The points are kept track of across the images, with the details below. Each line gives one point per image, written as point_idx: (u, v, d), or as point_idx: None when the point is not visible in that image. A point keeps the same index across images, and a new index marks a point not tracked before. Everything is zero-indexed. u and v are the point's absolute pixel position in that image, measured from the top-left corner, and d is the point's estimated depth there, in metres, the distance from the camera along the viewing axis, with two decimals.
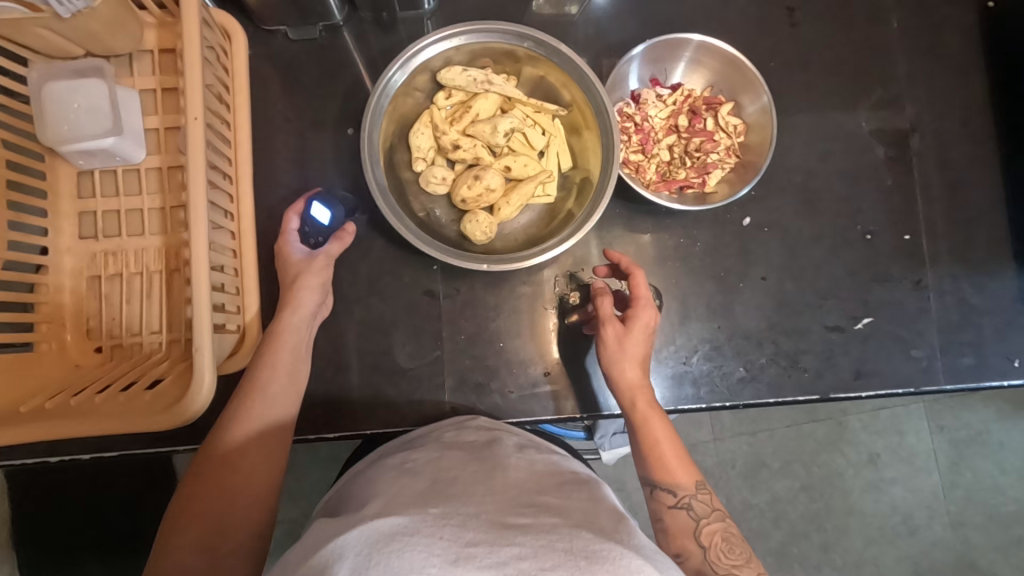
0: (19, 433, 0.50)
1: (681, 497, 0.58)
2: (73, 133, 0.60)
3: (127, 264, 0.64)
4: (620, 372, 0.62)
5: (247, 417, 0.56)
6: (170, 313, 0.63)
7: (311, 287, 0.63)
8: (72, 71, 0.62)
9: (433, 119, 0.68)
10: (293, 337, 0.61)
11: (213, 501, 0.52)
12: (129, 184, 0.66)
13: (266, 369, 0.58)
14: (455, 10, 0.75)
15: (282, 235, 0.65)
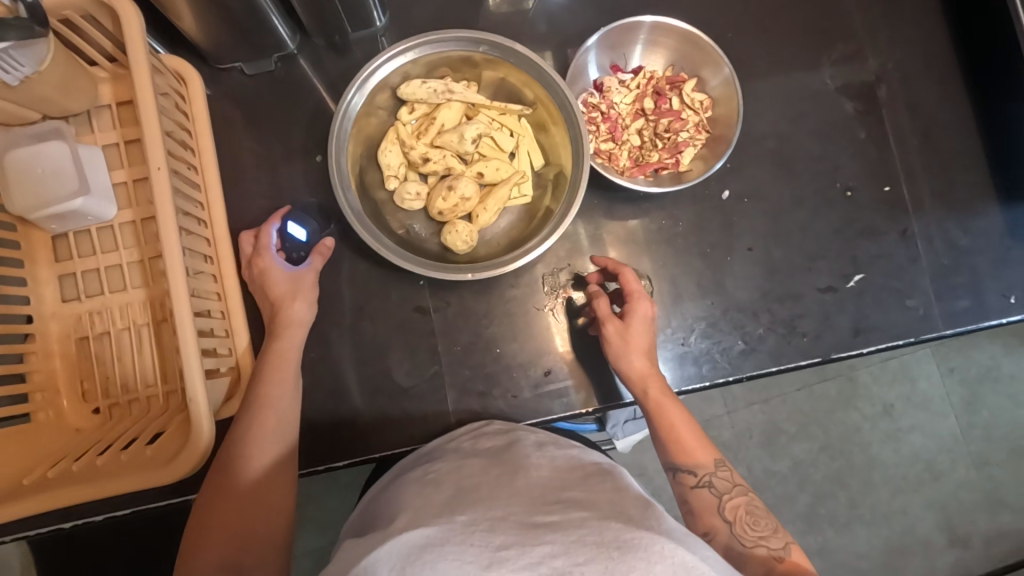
0: (24, 506, 0.50)
1: (702, 477, 0.57)
2: (41, 199, 0.60)
3: (113, 322, 0.64)
4: (628, 366, 0.62)
5: (260, 433, 0.56)
6: (163, 365, 0.63)
7: (304, 302, 0.64)
8: (31, 136, 0.61)
9: (399, 135, 0.68)
10: (290, 363, 0.61)
11: (228, 536, 0.51)
12: (104, 241, 0.65)
13: (263, 399, 0.58)
14: (407, 23, 0.75)
15: (261, 251, 0.64)
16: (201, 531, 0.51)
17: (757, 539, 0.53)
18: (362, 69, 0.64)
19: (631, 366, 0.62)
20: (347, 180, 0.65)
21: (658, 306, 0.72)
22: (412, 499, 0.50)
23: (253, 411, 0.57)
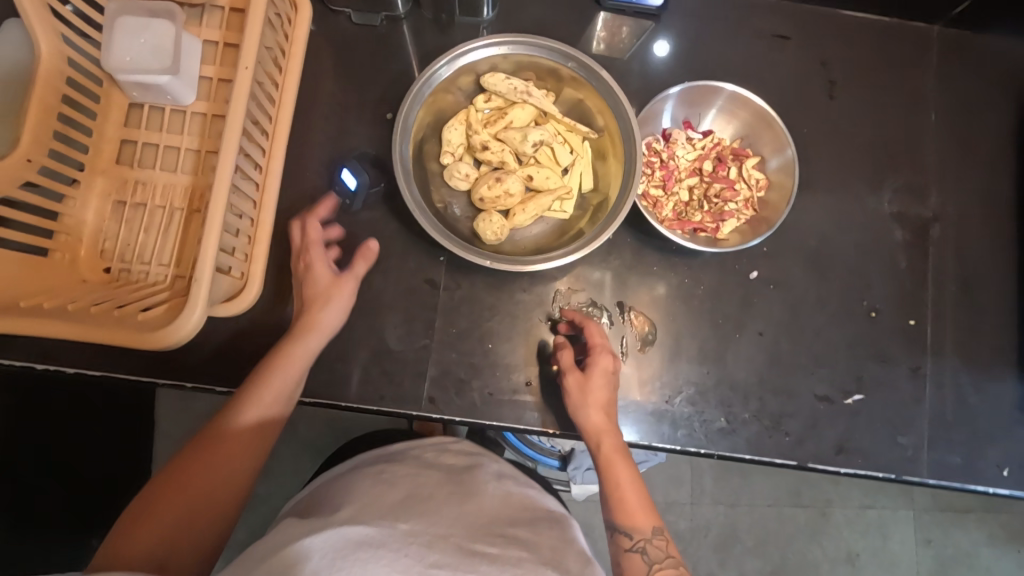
0: (11, 324, 0.52)
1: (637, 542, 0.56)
2: (134, 65, 0.64)
3: (153, 196, 0.67)
4: (585, 418, 0.62)
5: (255, 401, 0.57)
6: (182, 249, 0.66)
7: (334, 308, 0.64)
8: (145, 9, 0.66)
9: (469, 118, 0.71)
10: (303, 364, 0.61)
11: (181, 509, 0.50)
12: (172, 122, 0.69)
13: (264, 383, 0.58)
14: (511, 24, 0.79)
15: (310, 245, 0.65)
16: (164, 484, 0.51)
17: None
18: (456, 47, 0.68)
19: (586, 418, 0.62)
20: (408, 140, 0.68)
21: (655, 357, 0.72)
22: (363, 492, 0.52)
23: (252, 387, 0.58)
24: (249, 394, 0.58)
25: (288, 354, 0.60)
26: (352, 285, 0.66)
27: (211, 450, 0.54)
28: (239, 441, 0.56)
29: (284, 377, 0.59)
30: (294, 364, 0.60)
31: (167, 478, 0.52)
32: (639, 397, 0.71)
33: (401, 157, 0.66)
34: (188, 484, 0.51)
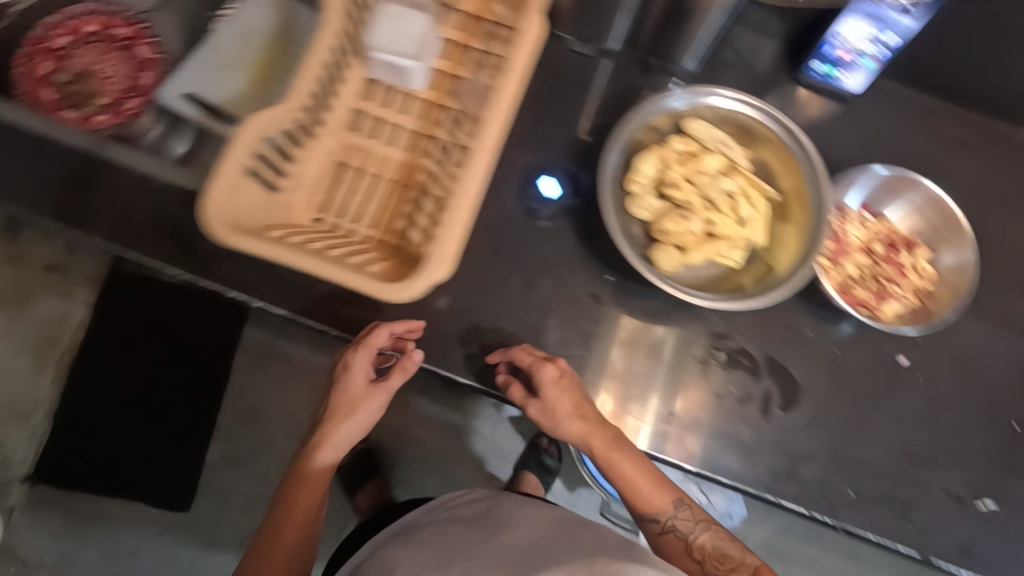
0: (270, 249, 0.56)
1: (665, 522, 0.64)
2: (388, 45, 0.70)
3: (371, 164, 0.73)
4: (563, 429, 0.64)
5: (327, 444, 0.64)
6: (387, 217, 0.72)
7: (369, 407, 0.64)
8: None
9: (666, 154, 0.75)
10: (354, 426, 0.64)
11: (290, 551, 0.62)
12: (399, 103, 0.75)
13: (328, 435, 0.64)
14: (708, 77, 0.84)
15: (355, 351, 0.65)
16: (273, 529, 0.62)
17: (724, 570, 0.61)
18: (691, 87, 0.74)
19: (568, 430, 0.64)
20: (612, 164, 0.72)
21: (794, 418, 0.73)
22: (400, 557, 0.54)
23: (328, 423, 0.64)
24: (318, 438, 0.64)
25: (331, 426, 0.64)
26: (386, 394, 0.66)
27: (281, 512, 0.63)
28: (316, 482, 0.64)
29: (333, 436, 0.64)
30: (335, 437, 0.64)
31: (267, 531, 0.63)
32: (772, 450, 0.72)
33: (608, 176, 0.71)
34: (273, 541, 0.62)
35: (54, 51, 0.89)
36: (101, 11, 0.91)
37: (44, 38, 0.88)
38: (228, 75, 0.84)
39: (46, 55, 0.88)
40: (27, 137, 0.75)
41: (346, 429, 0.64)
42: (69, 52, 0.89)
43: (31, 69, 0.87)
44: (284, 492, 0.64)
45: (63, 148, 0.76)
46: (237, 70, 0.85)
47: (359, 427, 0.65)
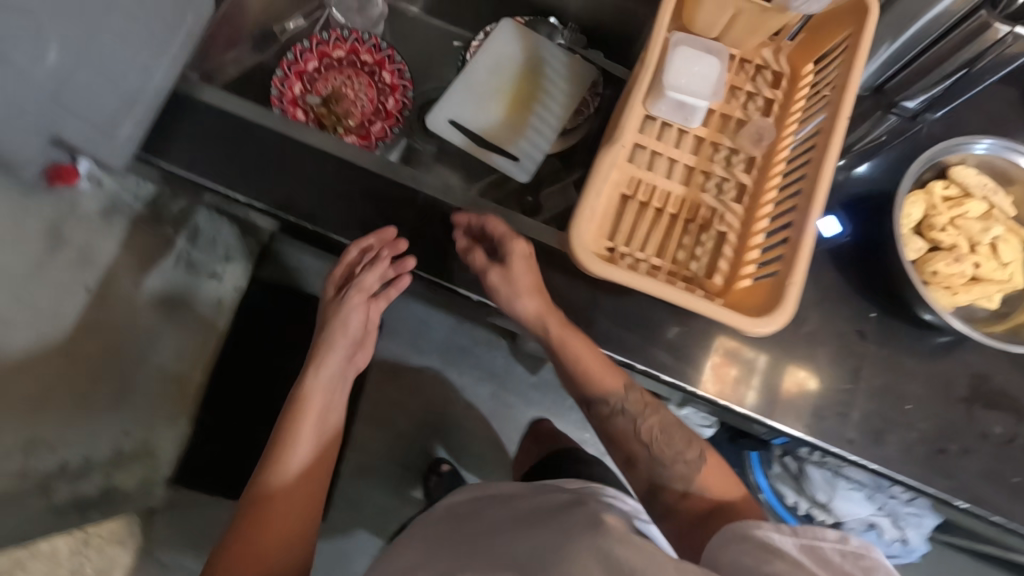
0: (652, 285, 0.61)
1: (614, 403, 0.76)
2: (684, 87, 0.74)
3: (653, 198, 0.75)
4: (517, 303, 0.73)
5: (280, 457, 0.74)
6: (672, 248, 0.75)
7: (336, 352, 0.79)
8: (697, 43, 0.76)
9: (931, 197, 0.78)
10: (310, 418, 0.77)
11: (246, 565, 0.69)
12: (674, 139, 0.78)
13: (304, 393, 0.78)
14: (943, 125, 0.87)
15: (337, 263, 0.80)
16: (239, 551, 0.69)
17: (677, 455, 0.74)
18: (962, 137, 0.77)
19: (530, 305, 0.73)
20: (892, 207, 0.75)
21: None
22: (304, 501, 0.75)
23: (268, 472, 0.73)
24: (286, 439, 0.75)
25: (297, 416, 0.76)
26: (366, 316, 0.80)
27: (263, 500, 0.72)
28: (280, 504, 0.72)
29: (303, 433, 0.76)
30: (311, 417, 0.77)
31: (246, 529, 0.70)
32: None
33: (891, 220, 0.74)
34: (263, 511, 0.71)
35: (304, 75, 0.93)
36: (347, 37, 0.95)
37: (296, 62, 0.92)
38: (485, 106, 0.91)
39: (296, 79, 0.92)
40: (297, 143, 0.79)
41: (315, 398, 0.78)
42: (316, 77, 0.94)
43: (286, 92, 0.91)
44: (262, 467, 0.74)
45: (265, 135, 0.79)
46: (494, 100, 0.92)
47: (325, 399, 0.78)
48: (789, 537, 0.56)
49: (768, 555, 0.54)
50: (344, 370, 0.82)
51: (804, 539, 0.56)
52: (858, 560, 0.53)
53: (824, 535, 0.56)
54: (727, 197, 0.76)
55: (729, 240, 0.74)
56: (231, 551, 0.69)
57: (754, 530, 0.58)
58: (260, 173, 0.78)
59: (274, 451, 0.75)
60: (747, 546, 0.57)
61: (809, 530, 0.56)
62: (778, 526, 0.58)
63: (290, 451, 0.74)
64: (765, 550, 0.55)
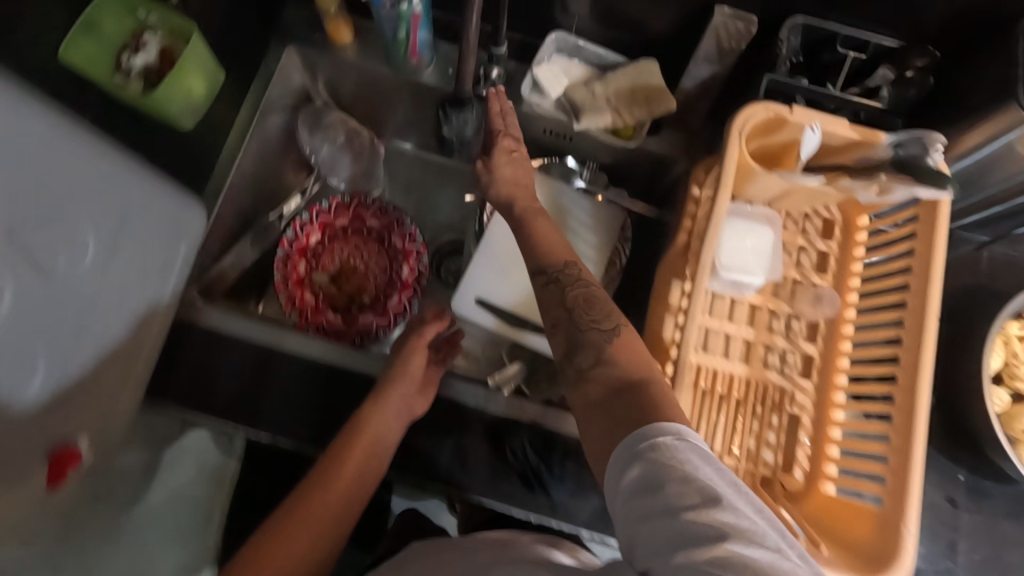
0: None
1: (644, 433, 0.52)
2: (737, 264, 0.67)
3: (716, 384, 0.69)
4: (495, 190, 0.71)
5: (317, 481, 0.63)
6: (743, 439, 0.68)
7: (395, 404, 0.66)
8: (746, 210, 0.68)
9: (1012, 344, 0.71)
10: (365, 444, 0.64)
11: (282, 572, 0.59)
12: (729, 311, 0.71)
13: (362, 421, 0.65)
14: (1014, 244, 0.79)
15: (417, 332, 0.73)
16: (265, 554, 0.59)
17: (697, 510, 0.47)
18: None
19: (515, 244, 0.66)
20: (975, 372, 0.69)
21: None
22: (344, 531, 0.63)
23: (287, 515, 0.62)
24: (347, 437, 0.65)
25: (360, 425, 0.65)
26: (421, 389, 0.69)
27: (298, 520, 0.61)
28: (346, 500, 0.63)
29: (359, 450, 0.64)
30: (366, 438, 0.64)
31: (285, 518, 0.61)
32: None
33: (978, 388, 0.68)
34: (288, 531, 0.61)
35: (307, 251, 0.85)
36: (348, 202, 0.87)
37: (296, 238, 0.84)
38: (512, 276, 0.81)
39: (300, 257, 0.84)
40: (273, 352, 0.71)
41: (378, 429, 0.65)
42: (320, 250, 0.86)
43: (290, 275, 0.83)
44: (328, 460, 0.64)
45: (237, 350, 0.70)
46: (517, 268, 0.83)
47: (386, 433, 0.65)
48: (669, 438, 0.47)
49: (647, 497, 0.46)
50: (401, 428, 0.66)
51: (684, 441, 0.47)
52: (738, 492, 0.45)
53: (702, 448, 0.47)
54: (793, 372, 0.70)
55: (805, 425, 0.68)
56: (290, 514, 0.62)
57: (651, 439, 0.48)
58: (230, 390, 0.69)
59: (308, 487, 0.63)
60: (630, 481, 0.48)
61: (695, 442, 0.47)
62: (680, 438, 0.48)
63: (319, 498, 0.62)
64: (642, 489, 0.46)
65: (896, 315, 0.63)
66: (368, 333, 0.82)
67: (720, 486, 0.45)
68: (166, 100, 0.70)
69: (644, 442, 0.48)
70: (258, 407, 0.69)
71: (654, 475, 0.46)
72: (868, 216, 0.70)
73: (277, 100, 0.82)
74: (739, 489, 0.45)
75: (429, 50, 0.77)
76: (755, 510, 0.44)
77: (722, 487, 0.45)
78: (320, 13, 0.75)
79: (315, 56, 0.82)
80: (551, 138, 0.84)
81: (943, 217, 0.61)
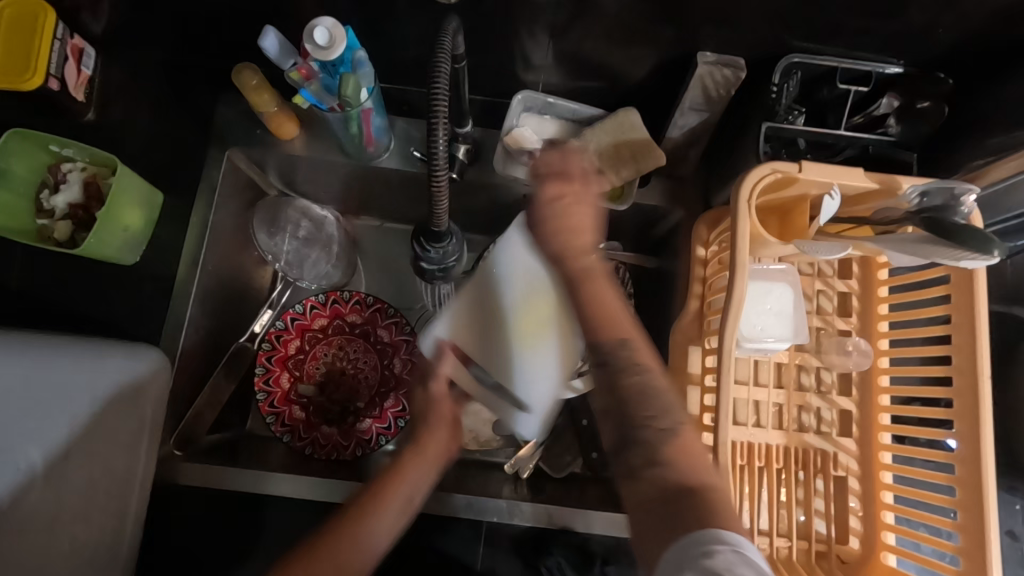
0: None
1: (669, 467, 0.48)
2: (761, 331, 0.62)
3: (754, 457, 0.64)
4: (560, 246, 0.52)
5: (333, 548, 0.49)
6: (790, 514, 0.63)
7: (430, 460, 0.58)
8: (761, 270, 0.64)
9: None
10: (399, 494, 0.54)
11: None
12: (755, 373, 0.66)
13: (391, 480, 0.55)
14: None
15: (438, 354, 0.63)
16: None
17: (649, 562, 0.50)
18: None
19: (552, 245, 0.53)
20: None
21: None
22: None
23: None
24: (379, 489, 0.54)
25: (404, 464, 0.57)
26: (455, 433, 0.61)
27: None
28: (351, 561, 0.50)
29: (408, 480, 0.56)
30: (416, 465, 0.57)
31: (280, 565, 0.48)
32: None
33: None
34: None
35: (289, 360, 0.78)
36: (323, 301, 0.80)
37: (275, 350, 0.78)
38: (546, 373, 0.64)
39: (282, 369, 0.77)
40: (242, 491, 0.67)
41: (435, 446, 0.59)
42: (303, 357, 0.79)
43: (274, 391, 0.77)
44: (360, 505, 0.53)
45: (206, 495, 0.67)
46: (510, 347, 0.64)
47: (418, 493, 0.56)
48: (728, 550, 0.40)
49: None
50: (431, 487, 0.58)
51: (745, 551, 0.40)
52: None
53: (758, 553, 0.40)
54: (831, 430, 0.65)
55: (852, 488, 0.63)
56: (292, 568, 0.48)
57: (704, 547, 0.40)
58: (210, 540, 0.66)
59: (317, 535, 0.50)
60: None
61: (750, 544, 0.40)
62: (725, 540, 0.40)
63: (342, 550, 0.50)
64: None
65: (940, 374, 0.56)
66: (369, 442, 0.76)
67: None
68: (104, 245, 0.62)
69: (695, 544, 0.41)
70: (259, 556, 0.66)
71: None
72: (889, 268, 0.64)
73: (227, 209, 0.74)
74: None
75: (385, 134, 0.69)
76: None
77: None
78: (257, 112, 0.67)
79: (260, 155, 0.73)
80: (532, 202, 0.77)
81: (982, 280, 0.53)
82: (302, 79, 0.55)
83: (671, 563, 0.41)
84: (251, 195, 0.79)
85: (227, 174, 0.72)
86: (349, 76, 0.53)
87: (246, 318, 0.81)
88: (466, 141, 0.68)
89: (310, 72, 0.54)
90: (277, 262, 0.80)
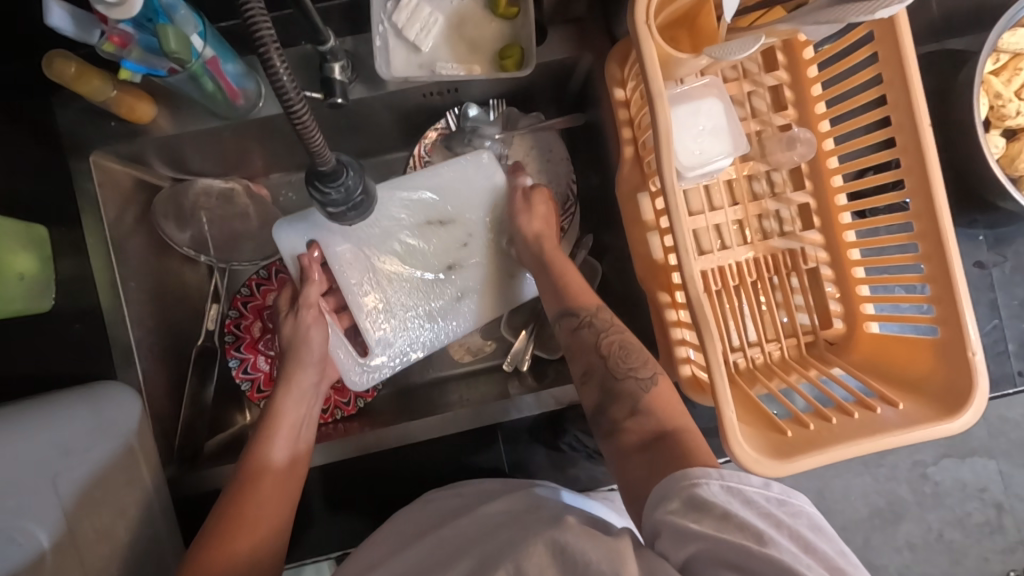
0: (835, 454, 0.50)
1: (585, 319, 0.64)
2: (701, 155, 0.59)
3: (728, 280, 0.63)
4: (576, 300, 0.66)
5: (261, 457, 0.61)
6: (770, 322, 0.64)
7: (307, 366, 0.68)
8: (684, 93, 0.60)
9: (992, 88, 0.68)
10: (290, 419, 0.65)
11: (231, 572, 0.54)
12: (710, 199, 0.64)
13: (279, 411, 0.64)
14: None
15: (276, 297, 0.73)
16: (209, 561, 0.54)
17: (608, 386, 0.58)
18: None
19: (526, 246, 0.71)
20: (974, 133, 0.65)
21: None
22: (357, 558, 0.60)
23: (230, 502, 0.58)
24: (263, 445, 0.61)
25: (273, 425, 0.63)
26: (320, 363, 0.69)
27: (236, 524, 0.56)
28: (274, 503, 0.59)
29: (280, 442, 0.62)
30: (285, 430, 0.63)
31: (223, 528, 0.56)
32: None
33: (977, 149, 0.65)
34: (248, 510, 0.57)
35: (258, 343, 0.77)
36: (267, 275, 0.78)
37: (240, 338, 0.76)
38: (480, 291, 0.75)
39: (254, 354, 0.76)
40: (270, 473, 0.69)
41: (292, 408, 0.65)
42: (271, 336, 0.77)
43: (258, 376, 0.76)
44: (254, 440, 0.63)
45: (215, 481, 0.66)
46: (429, 277, 0.74)
47: (303, 412, 0.66)
48: (715, 481, 0.47)
49: (692, 519, 0.45)
50: (313, 404, 0.68)
51: (731, 483, 0.47)
52: (785, 508, 0.46)
53: (748, 480, 0.47)
54: (794, 228, 0.64)
55: (825, 275, 0.63)
56: (223, 516, 0.57)
57: (693, 480, 0.48)
58: None
59: (232, 512, 0.57)
60: (675, 509, 0.47)
61: (736, 472, 0.47)
62: (704, 468, 0.48)
63: (258, 464, 0.60)
64: (692, 508, 0.46)
65: (883, 137, 0.55)
66: (367, 390, 0.78)
67: (762, 525, 0.44)
68: (6, 299, 0.55)
69: (687, 479, 0.48)
70: (305, 532, 0.69)
71: (696, 506, 0.46)
72: (812, 45, 0.61)
73: (123, 218, 0.68)
74: (784, 522, 0.45)
75: (249, 79, 0.61)
76: (777, 525, 0.45)
77: (759, 521, 0.44)
78: (99, 103, 0.59)
79: (130, 147, 0.66)
80: (435, 99, 0.72)
81: (906, 25, 0.51)
82: (119, 49, 0.50)
83: (671, 486, 0.48)
84: (144, 195, 0.72)
85: (102, 182, 0.65)
86: (166, 26, 0.49)
87: (196, 316, 0.78)
88: (338, 58, 0.60)
89: (123, 37, 0.49)
90: (204, 253, 0.77)
